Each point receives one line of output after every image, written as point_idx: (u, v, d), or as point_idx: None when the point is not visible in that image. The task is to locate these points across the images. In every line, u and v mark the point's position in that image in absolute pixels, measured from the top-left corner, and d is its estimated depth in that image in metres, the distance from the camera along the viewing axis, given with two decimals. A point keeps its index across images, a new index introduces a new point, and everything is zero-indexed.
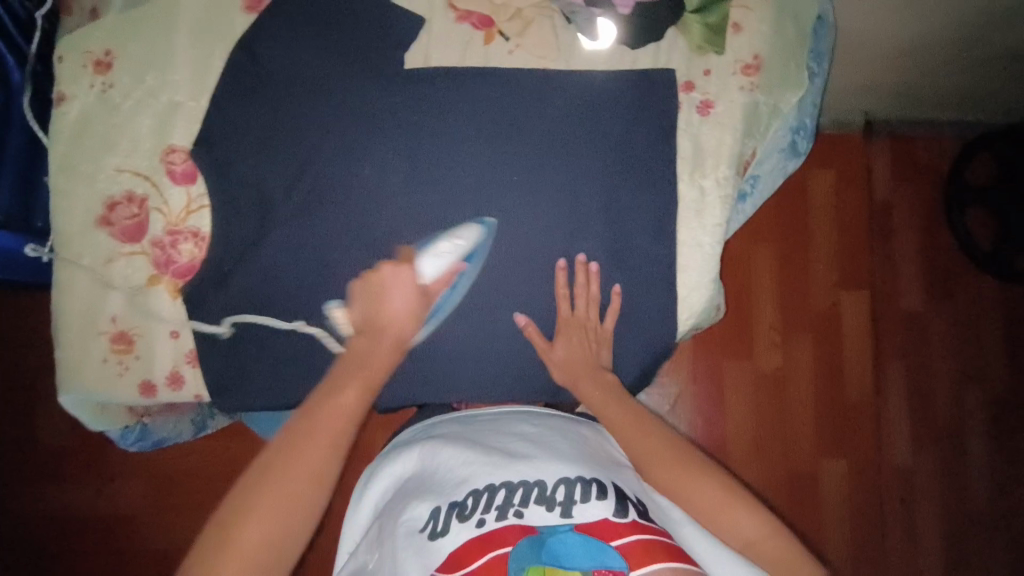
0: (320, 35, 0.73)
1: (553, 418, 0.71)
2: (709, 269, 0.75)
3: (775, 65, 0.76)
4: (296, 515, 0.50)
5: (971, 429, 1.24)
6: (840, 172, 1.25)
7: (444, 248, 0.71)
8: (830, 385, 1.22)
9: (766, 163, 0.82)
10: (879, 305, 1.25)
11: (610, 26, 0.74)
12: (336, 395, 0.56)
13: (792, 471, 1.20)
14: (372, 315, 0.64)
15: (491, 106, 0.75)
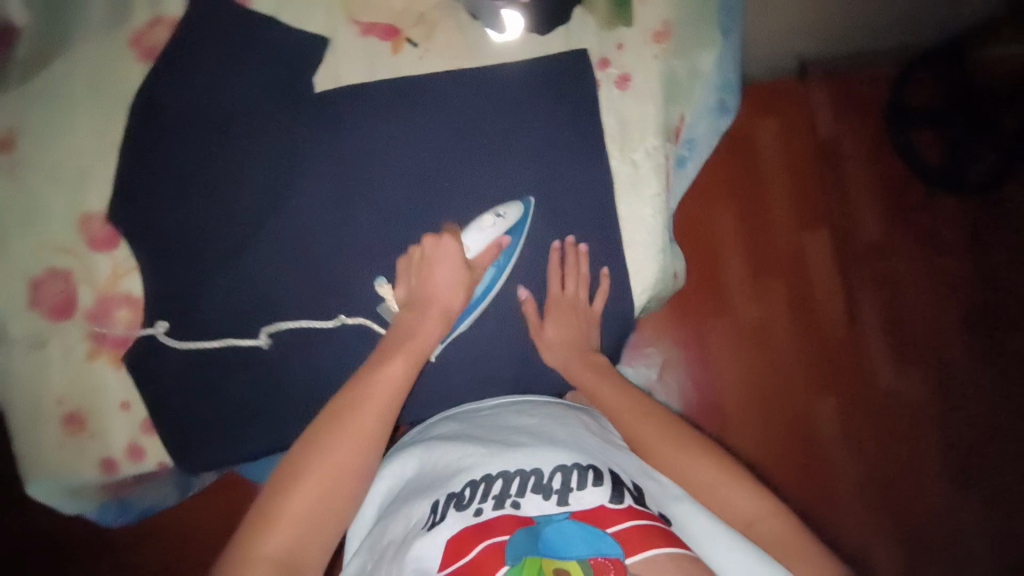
0: (222, 73, 0.71)
1: (553, 409, 0.69)
2: (654, 240, 0.75)
3: (686, 27, 0.76)
4: (349, 466, 0.51)
5: (959, 346, 1.19)
6: (781, 116, 1.24)
7: (488, 221, 0.70)
8: (806, 325, 1.19)
9: (698, 125, 0.79)
10: (844, 237, 1.23)
11: (515, 18, 0.73)
12: (384, 366, 0.58)
13: (784, 416, 1.17)
14: (416, 290, 0.67)
15: (409, 116, 0.74)
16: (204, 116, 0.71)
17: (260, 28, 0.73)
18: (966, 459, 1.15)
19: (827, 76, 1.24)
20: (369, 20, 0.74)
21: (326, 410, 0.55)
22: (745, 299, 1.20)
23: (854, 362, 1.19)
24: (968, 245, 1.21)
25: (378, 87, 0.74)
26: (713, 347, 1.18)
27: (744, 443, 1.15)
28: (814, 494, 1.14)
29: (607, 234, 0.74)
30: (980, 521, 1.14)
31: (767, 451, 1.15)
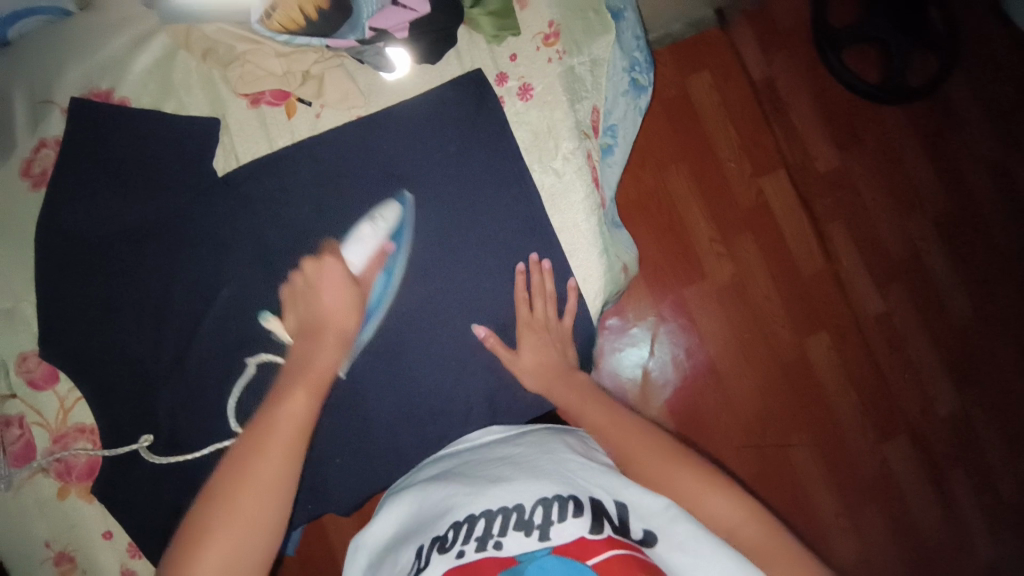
0: (124, 179, 0.70)
1: (534, 433, 0.68)
2: (592, 242, 0.74)
3: (574, 22, 0.74)
4: (257, 518, 0.49)
5: (930, 255, 1.20)
6: (711, 68, 1.16)
7: (367, 232, 0.71)
8: (781, 263, 1.15)
9: (615, 110, 0.77)
10: (798, 175, 1.19)
11: (400, 53, 0.71)
12: (285, 401, 0.56)
13: (778, 363, 1.14)
14: (307, 318, 0.66)
15: (321, 177, 0.72)
16: (113, 228, 0.69)
17: (150, 125, 0.71)
18: (951, 361, 1.18)
19: (747, 19, 1.21)
20: (254, 90, 0.72)
21: (236, 456, 0.52)
22: (716, 261, 1.14)
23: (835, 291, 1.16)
24: (915, 152, 1.22)
25: (284, 155, 0.72)
26: (696, 317, 1.13)
27: (748, 404, 1.13)
28: (824, 436, 1.13)
29: (543, 249, 0.74)
30: (975, 416, 1.17)
31: (765, 404, 1.13)
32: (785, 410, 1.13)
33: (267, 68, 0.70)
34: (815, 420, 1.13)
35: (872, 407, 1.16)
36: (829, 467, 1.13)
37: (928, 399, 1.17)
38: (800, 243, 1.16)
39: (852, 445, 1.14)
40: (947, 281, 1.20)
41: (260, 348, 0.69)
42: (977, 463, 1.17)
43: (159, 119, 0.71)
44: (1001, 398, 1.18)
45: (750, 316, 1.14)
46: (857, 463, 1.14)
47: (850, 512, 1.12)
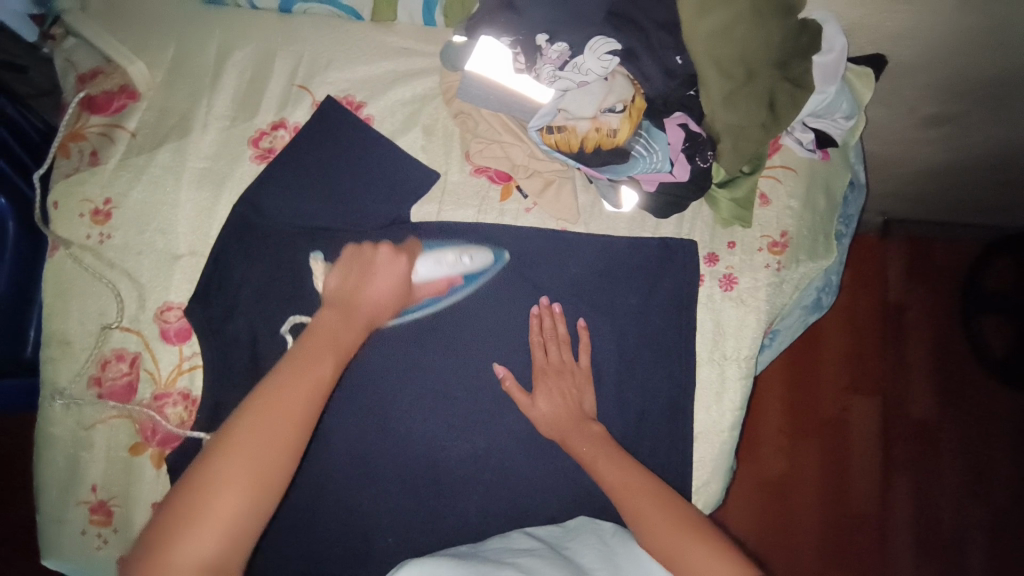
0: (334, 189, 0.71)
1: (553, 541, 0.62)
2: (725, 445, 0.71)
3: (803, 240, 0.73)
4: (240, 513, 0.42)
5: (964, 505, 1.25)
6: (853, 273, 1.34)
7: (448, 260, 0.69)
8: (821, 471, 1.27)
9: (787, 319, 0.84)
10: (892, 415, 1.29)
11: (632, 195, 0.70)
12: (314, 361, 0.50)
13: (791, 558, 1.23)
14: (347, 288, 0.60)
15: (506, 269, 0.72)
16: (301, 227, 0.69)
17: (375, 150, 0.72)
18: None
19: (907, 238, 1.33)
20: (485, 163, 0.72)
21: (261, 400, 0.46)
22: (774, 453, 1.27)
23: (859, 508, 1.26)
24: (976, 393, 1.29)
25: (484, 229, 0.72)
26: (736, 504, 1.25)
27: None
28: None
29: (676, 434, 0.71)
30: None
31: None
32: None
33: (507, 154, 0.71)
34: None
35: None
36: None
37: None
38: (842, 455, 1.27)
39: None
40: (979, 535, 1.24)
41: (376, 404, 0.70)
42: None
43: (392, 148, 0.72)
44: None
45: (772, 507, 1.24)
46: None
47: None
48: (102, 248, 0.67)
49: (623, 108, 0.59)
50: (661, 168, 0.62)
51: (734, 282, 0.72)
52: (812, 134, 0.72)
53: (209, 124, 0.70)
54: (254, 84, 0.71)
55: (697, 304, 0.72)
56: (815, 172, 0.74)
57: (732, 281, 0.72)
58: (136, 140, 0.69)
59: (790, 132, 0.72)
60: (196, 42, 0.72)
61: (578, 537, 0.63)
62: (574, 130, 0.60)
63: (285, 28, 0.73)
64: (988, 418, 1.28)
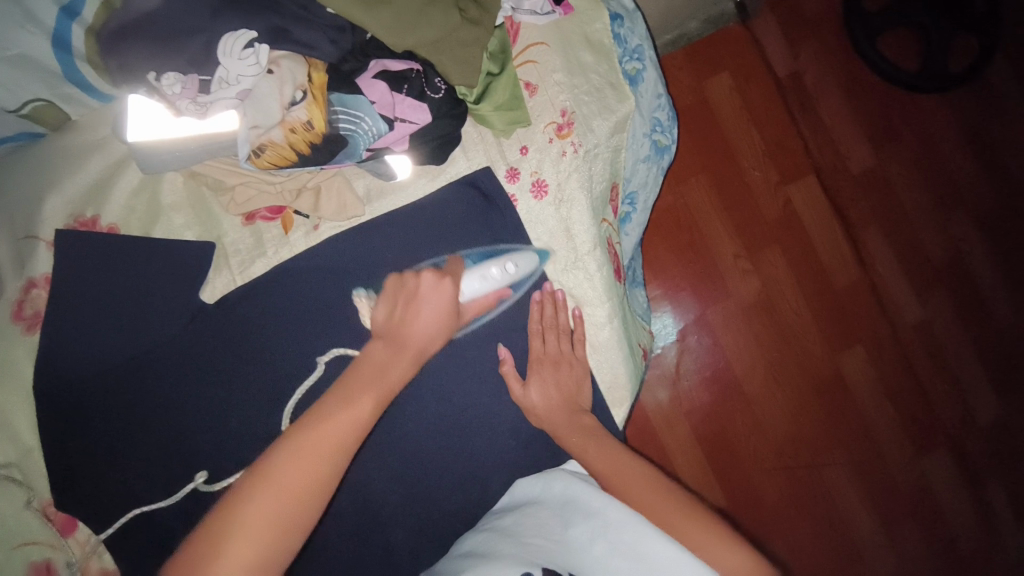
0: (122, 316, 0.66)
1: (503, 513, 0.66)
2: (618, 339, 0.70)
3: (587, 106, 0.67)
4: (271, 539, 0.42)
5: (919, 226, 1.29)
6: (740, 64, 1.27)
7: (493, 273, 0.64)
8: (790, 263, 1.26)
9: (636, 177, 0.80)
10: (830, 182, 1.29)
11: (401, 160, 0.64)
12: (351, 406, 0.47)
13: (796, 354, 1.25)
14: (394, 324, 0.55)
15: (326, 296, 0.68)
16: (115, 365, 0.66)
17: (137, 254, 0.66)
18: (958, 317, 1.28)
19: (771, 9, 1.30)
20: (248, 208, 0.66)
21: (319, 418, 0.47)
22: (743, 276, 1.26)
23: (838, 277, 1.27)
24: (892, 119, 1.30)
25: (290, 268, 0.67)
26: (725, 336, 1.25)
27: (777, 419, 1.24)
28: (845, 415, 1.25)
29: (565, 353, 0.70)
30: (973, 360, 1.28)
31: (789, 398, 1.24)
32: (812, 396, 1.25)
33: (260, 188, 0.65)
34: (845, 394, 1.25)
35: (892, 370, 1.27)
36: (865, 422, 1.25)
37: (939, 352, 1.28)
38: (803, 239, 1.27)
39: (874, 400, 1.26)
40: (941, 244, 1.29)
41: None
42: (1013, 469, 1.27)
43: (150, 247, 0.67)
44: (1002, 343, 1.28)
45: (753, 326, 1.25)
46: (889, 470, 1.25)
47: (877, 472, 1.25)
48: None
49: (304, 93, 0.54)
50: (378, 130, 0.57)
51: (545, 185, 0.68)
52: None
53: None
54: None
55: (521, 224, 0.68)
56: (566, 30, 0.68)
57: (542, 186, 0.68)
58: None
59: (520, 7, 0.65)
60: None
61: (520, 501, 0.66)
62: (274, 142, 0.54)
63: None
64: (909, 138, 1.30)
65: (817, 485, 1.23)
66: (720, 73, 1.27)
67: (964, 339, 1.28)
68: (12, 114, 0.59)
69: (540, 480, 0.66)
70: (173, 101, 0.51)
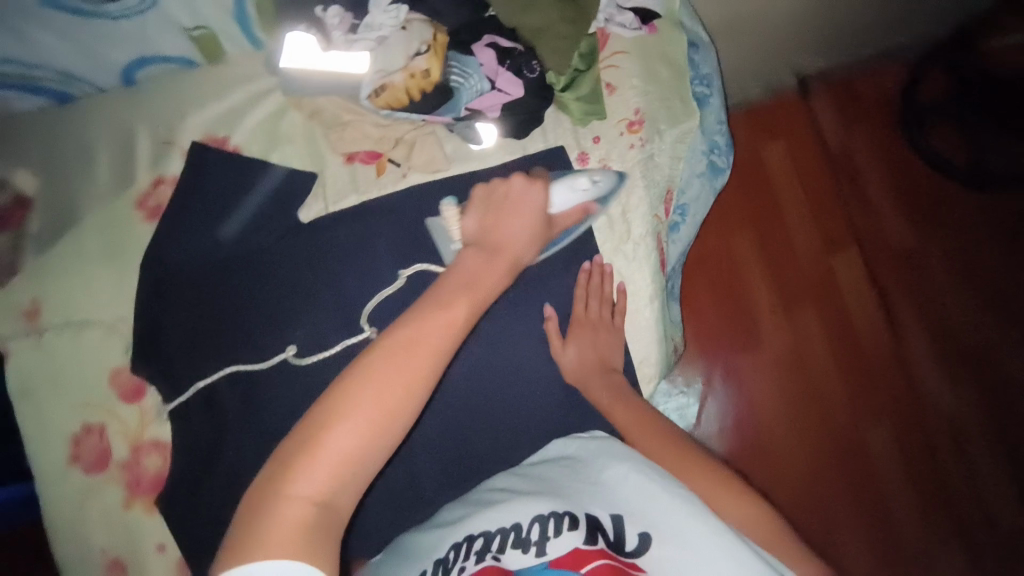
0: (224, 222, 0.76)
1: (540, 462, 0.67)
2: (654, 323, 0.76)
3: (658, 110, 0.77)
4: (367, 436, 0.44)
5: (963, 312, 1.26)
6: (790, 133, 1.35)
7: (582, 185, 0.72)
8: (822, 323, 1.25)
9: (689, 190, 0.87)
10: (872, 252, 1.29)
11: (489, 127, 0.73)
12: (445, 307, 0.50)
13: (822, 417, 1.20)
14: (489, 227, 0.62)
15: (400, 236, 0.76)
16: (206, 261, 0.75)
17: (250, 170, 0.77)
18: (1003, 411, 1.20)
19: (828, 88, 1.37)
20: (351, 149, 0.77)
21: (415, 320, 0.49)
22: (776, 329, 1.25)
23: (872, 347, 1.24)
24: (938, 203, 1.32)
25: (376, 207, 0.77)
26: (750, 385, 1.22)
27: (799, 482, 1.16)
28: (871, 494, 1.16)
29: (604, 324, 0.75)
30: (1016, 460, 1.18)
31: (809, 462, 1.18)
32: (837, 464, 1.18)
33: (365, 132, 0.76)
34: (873, 470, 1.17)
35: (927, 455, 1.18)
36: (894, 506, 1.15)
37: (984, 446, 1.19)
38: (837, 302, 1.26)
39: (905, 483, 1.17)
40: (985, 331, 1.25)
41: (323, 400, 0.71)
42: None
43: (263, 168, 0.77)
44: None
45: (779, 381, 1.22)
46: (920, 566, 1.13)
47: (905, 565, 1.13)
48: (39, 342, 0.73)
49: (426, 47, 0.66)
50: (481, 87, 0.69)
51: (608, 168, 0.75)
52: (631, 14, 0.76)
53: (96, 201, 0.76)
54: (122, 155, 0.77)
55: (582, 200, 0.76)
56: (649, 45, 0.78)
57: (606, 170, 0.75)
58: (41, 238, 0.75)
59: (612, 20, 0.77)
60: (59, 132, 0.77)
61: (555, 453, 0.67)
62: (393, 84, 0.66)
63: (128, 96, 0.78)
64: (956, 225, 1.30)
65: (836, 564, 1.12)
66: (774, 139, 1.34)
67: (1010, 437, 1.19)
68: (184, 33, 0.73)
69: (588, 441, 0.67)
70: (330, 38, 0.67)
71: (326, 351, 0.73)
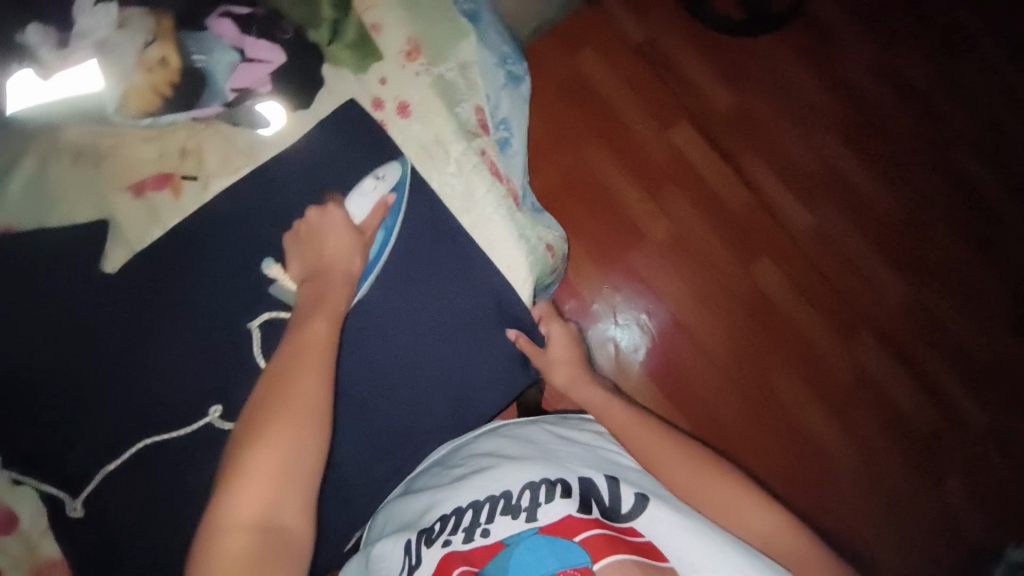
0: (29, 309, 0.69)
1: (523, 427, 0.75)
2: (508, 229, 0.79)
3: (431, 35, 0.77)
4: (288, 440, 0.55)
5: (794, 143, 1.45)
6: (599, 43, 1.43)
7: (369, 185, 0.76)
8: (687, 198, 1.40)
9: (502, 104, 0.84)
10: (706, 122, 1.43)
11: (270, 105, 0.74)
12: (311, 326, 0.63)
13: (719, 276, 1.37)
14: (311, 262, 0.71)
15: (230, 249, 0.74)
16: (25, 349, 0.68)
17: (34, 241, 0.70)
18: (850, 212, 1.43)
19: None
20: (134, 180, 0.72)
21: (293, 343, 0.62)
22: (652, 218, 1.39)
23: (735, 201, 1.41)
24: (745, 59, 1.46)
25: (190, 232, 0.73)
26: (652, 276, 1.36)
27: (714, 335, 1.35)
28: (776, 323, 1.36)
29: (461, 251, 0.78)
30: (871, 246, 1.42)
31: (721, 319, 1.36)
32: (743, 312, 1.36)
33: (142, 156, 0.72)
34: (773, 300, 1.37)
35: (809, 270, 1.39)
36: (797, 322, 1.37)
37: (847, 245, 1.41)
38: (690, 177, 1.41)
39: (800, 300, 1.38)
40: (817, 152, 1.44)
41: (217, 446, 0.70)
42: (932, 337, 1.39)
43: (46, 237, 0.70)
44: (890, 224, 1.43)
45: (664, 260, 1.37)
46: (825, 360, 1.36)
47: (820, 367, 1.35)
48: None
49: (154, 38, 0.70)
50: (229, 59, 0.72)
51: (406, 105, 0.77)
52: None
53: None
54: None
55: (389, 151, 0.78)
56: None
57: (404, 108, 0.77)
58: None
59: None
60: None
61: (538, 424, 0.76)
62: (137, 86, 0.70)
63: None
64: (763, 73, 1.46)
65: (762, 389, 1.33)
66: (587, 49, 1.43)
67: (864, 230, 1.42)
68: None
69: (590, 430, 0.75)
70: (41, 60, 0.69)
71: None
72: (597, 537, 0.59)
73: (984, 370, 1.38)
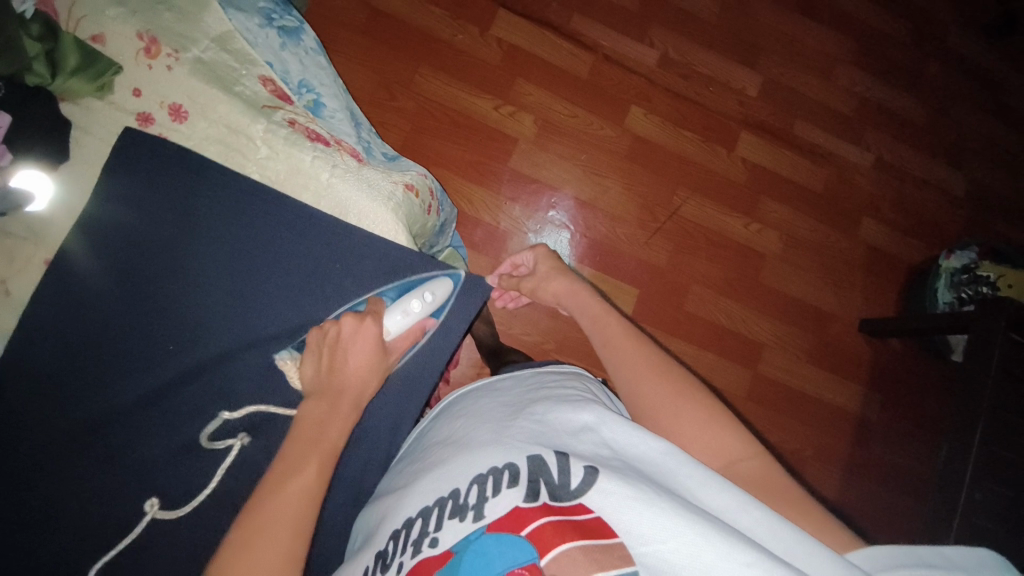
0: None
1: (485, 406, 0.66)
2: (358, 187, 0.75)
3: (163, 24, 0.70)
4: None
5: None
6: None
7: (414, 307, 0.70)
8: (539, 84, 1.37)
9: (291, 66, 0.78)
10: (522, 8, 1.40)
11: (29, 175, 0.64)
12: (296, 475, 0.53)
13: (603, 143, 1.38)
14: (325, 376, 0.62)
15: (77, 341, 0.66)
16: None
17: None
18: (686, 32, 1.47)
19: None
20: None
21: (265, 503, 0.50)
22: (516, 119, 1.35)
23: (585, 69, 1.40)
24: None
25: (25, 344, 0.65)
26: (543, 173, 1.35)
27: (622, 200, 1.37)
28: (670, 162, 1.41)
29: (321, 233, 0.72)
30: (717, 57, 1.48)
31: (622, 181, 1.38)
32: (637, 167, 1.39)
33: None
34: (657, 142, 1.41)
35: (675, 102, 1.44)
36: (685, 152, 1.42)
37: (697, 64, 1.47)
38: (532, 64, 1.37)
39: (681, 132, 1.42)
40: None
41: (175, 538, 0.65)
42: (797, 105, 1.51)
43: None
44: (721, 30, 1.50)
45: (544, 155, 1.35)
46: (721, 174, 1.43)
47: (720, 183, 1.42)
48: None
49: None
50: None
51: (177, 107, 0.71)
52: None
53: None
54: None
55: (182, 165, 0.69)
56: None
57: (177, 110, 0.71)
58: None
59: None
60: None
61: (497, 397, 0.67)
62: None
63: None
64: None
65: (684, 223, 1.39)
66: None
67: (705, 44, 1.48)
68: None
69: (560, 385, 0.65)
70: None
71: (200, 496, 0.67)
72: (546, 526, 0.49)
73: (847, 112, 1.53)
